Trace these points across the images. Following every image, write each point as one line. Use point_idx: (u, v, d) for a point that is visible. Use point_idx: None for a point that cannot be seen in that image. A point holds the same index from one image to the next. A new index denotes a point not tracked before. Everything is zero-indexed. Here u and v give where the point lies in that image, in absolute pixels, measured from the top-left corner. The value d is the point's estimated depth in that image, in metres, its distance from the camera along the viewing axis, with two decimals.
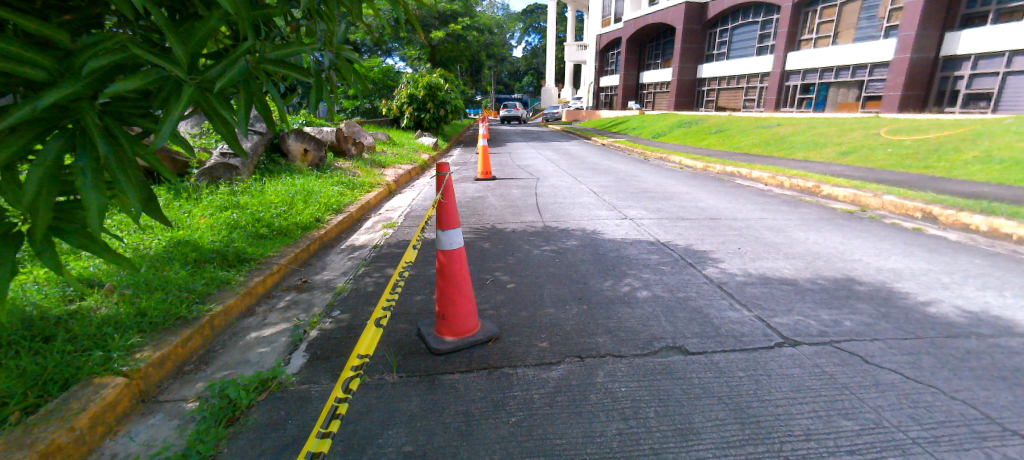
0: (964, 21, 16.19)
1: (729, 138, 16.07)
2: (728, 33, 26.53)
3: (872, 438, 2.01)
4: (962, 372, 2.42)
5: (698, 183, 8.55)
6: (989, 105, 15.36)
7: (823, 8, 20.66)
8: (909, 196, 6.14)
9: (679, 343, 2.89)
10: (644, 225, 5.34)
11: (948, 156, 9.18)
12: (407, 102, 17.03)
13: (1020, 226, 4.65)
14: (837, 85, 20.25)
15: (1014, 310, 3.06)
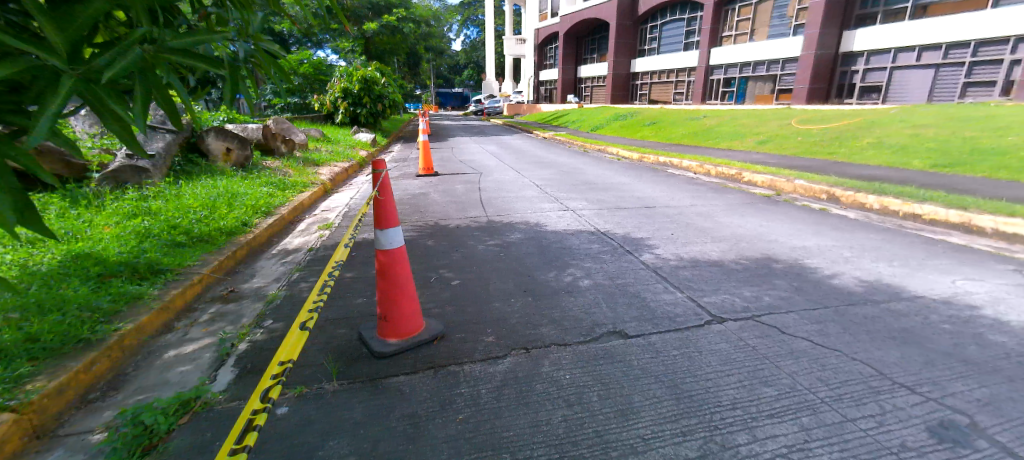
0: (858, 21, 18.05)
1: (662, 129, 16.93)
2: (657, 29, 27.80)
3: (788, 401, 2.24)
4: (861, 335, 2.72)
5: (634, 173, 8.92)
6: (880, 96, 17.31)
7: (740, 7, 22.18)
8: (816, 180, 6.79)
9: (619, 328, 3.00)
10: (585, 216, 5.49)
11: (847, 142, 10.27)
12: (341, 97, 16.28)
13: (904, 203, 5.29)
14: (754, 78, 21.84)
15: (901, 278, 3.48)
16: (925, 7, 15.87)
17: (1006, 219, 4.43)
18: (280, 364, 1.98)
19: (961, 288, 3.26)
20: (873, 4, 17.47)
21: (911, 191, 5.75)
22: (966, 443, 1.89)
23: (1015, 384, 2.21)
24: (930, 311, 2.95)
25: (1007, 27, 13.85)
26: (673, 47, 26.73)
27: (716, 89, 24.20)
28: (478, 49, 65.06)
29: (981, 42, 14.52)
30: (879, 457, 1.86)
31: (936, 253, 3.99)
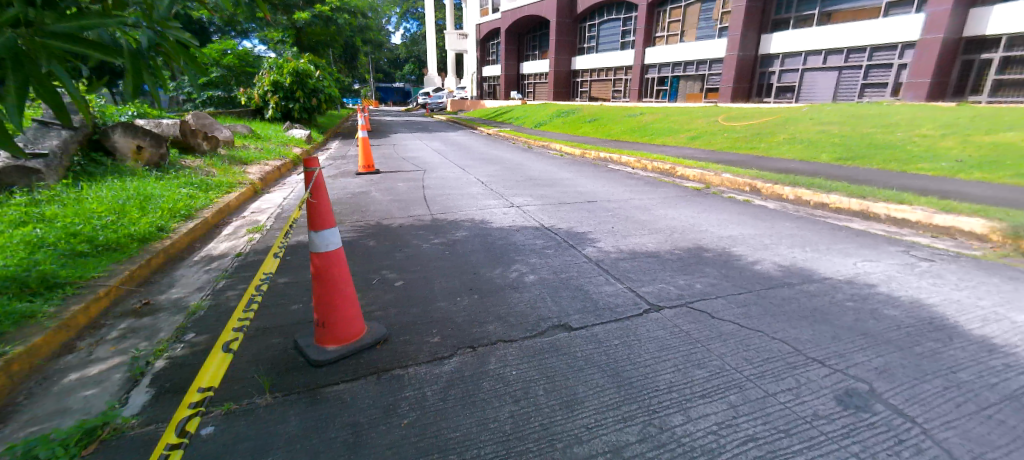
0: (773, 26, 19.63)
1: (603, 126, 17.49)
2: (595, 28, 28.66)
3: (718, 381, 2.39)
4: (780, 316, 2.96)
5: (577, 169, 9.15)
6: (793, 96, 18.98)
7: (671, 9, 23.36)
8: (741, 173, 7.31)
9: (563, 321, 3.05)
10: (530, 211, 5.55)
11: (766, 138, 11.16)
12: (271, 91, 15.29)
13: (814, 194, 5.82)
14: (685, 77, 23.12)
15: (812, 261, 3.84)
16: (829, 14, 17.66)
17: (896, 206, 5.01)
18: (200, 390, 1.85)
19: (861, 268, 3.65)
20: (785, 11, 19.06)
21: (819, 182, 6.35)
22: (865, 408, 2.12)
23: (905, 352, 2.50)
24: (836, 290, 3.27)
25: (894, 35, 15.55)
26: (611, 46, 27.64)
27: (651, 87, 25.36)
28: (419, 43, 63.61)
29: (874, 48, 16.26)
30: (794, 427, 2.04)
31: (841, 238, 4.44)
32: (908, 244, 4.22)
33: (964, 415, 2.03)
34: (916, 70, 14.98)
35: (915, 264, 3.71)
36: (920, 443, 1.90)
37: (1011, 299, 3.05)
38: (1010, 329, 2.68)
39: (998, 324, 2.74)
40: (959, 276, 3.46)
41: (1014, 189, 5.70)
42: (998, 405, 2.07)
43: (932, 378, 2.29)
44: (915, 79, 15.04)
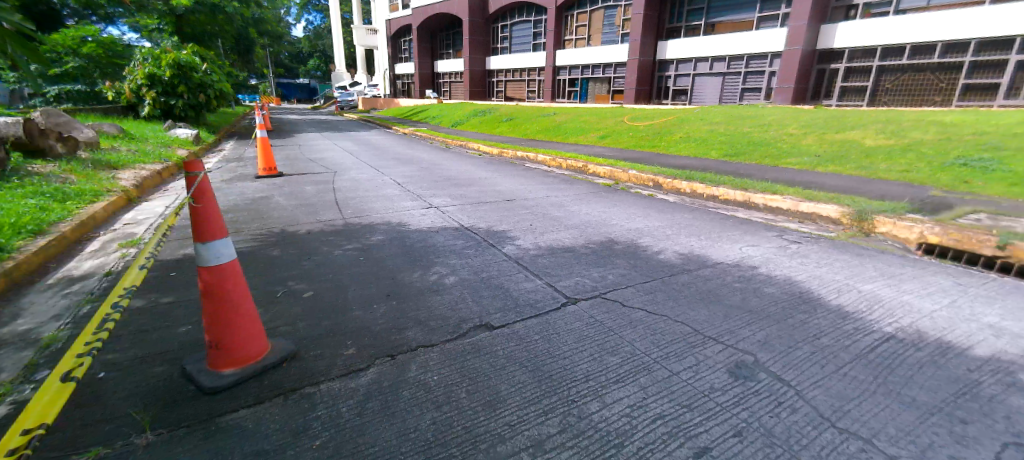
0: (668, 34, 21.44)
1: (520, 125, 17.86)
2: (508, 29, 29.21)
3: (630, 365, 2.55)
4: (681, 300, 3.22)
5: (495, 168, 9.24)
6: (687, 98, 20.94)
7: (577, 13, 24.51)
8: (645, 169, 7.89)
9: (484, 321, 3.04)
10: (449, 212, 5.47)
11: (666, 136, 12.17)
12: (147, 85, 13.47)
13: (706, 187, 6.46)
14: (593, 79, 24.43)
15: (706, 248, 4.25)
16: (713, 25, 19.71)
17: (771, 196, 5.73)
18: (24, 431, 1.56)
19: (745, 252, 4.11)
20: (677, 20, 20.96)
21: (710, 176, 7.07)
22: (752, 377, 2.39)
23: (782, 324, 2.86)
24: (726, 273, 3.65)
25: (764, 45, 17.76)
26: (524, 47, 28.32)
27: (563, 89, 26.41)
28: (323, 38, 59.90)
29: (750, 56, 18.44)
30: (695, 400, 2.25)
31: (730, 226, 4.97)
32: (781, 229, 4.85)
33: (827, 374, 2.38)
34: (783, 76, 17.20)
35: (787, 246, 4.27)
36: (793, 403, 2.19)
37: (857, 272, 3.64)
38: (858, 297, 3.19)
39: (848, 294, 3.25)
40: (820, 255, 4.04)
41: (855, 178, 6.82)
42: (852, 363, 2.45)
43: (802, 345, 2.64)
44: (782, 84, 17.29)
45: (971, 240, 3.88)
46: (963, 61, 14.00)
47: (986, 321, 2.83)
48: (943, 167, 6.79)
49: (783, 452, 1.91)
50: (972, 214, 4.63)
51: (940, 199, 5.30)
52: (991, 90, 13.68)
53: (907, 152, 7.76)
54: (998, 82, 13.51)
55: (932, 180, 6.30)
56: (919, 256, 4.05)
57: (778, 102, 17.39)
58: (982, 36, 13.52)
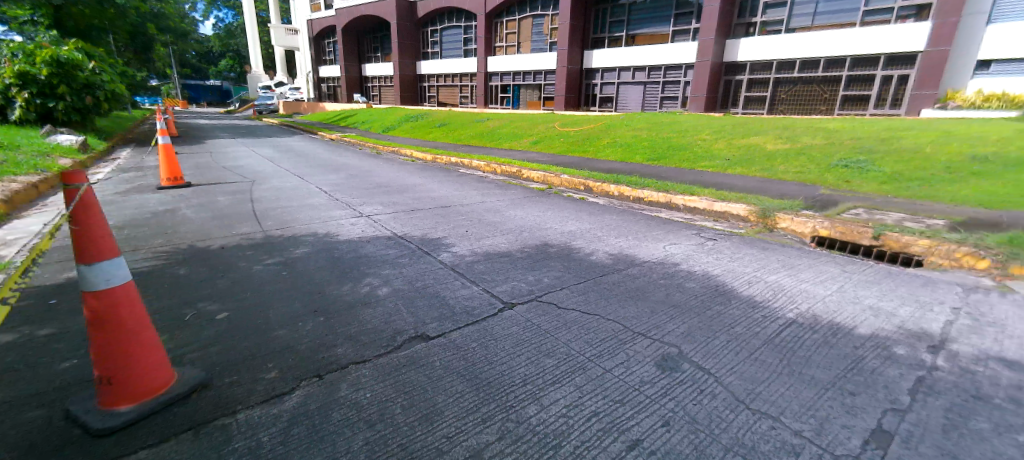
0: (593, 44, 22.48)
1: (454, 131, 17.76)
2: (438, 34, 29.10)
3: (566, 366, 2.60)
4: (612, 299, 3.35)
5: (428, 174, 9.11)
6: (613, 105, 22.10)
7: (506, 21, 24.97)
8: (575, 173, 8.16)
9: (419, 332, 2.96)
10: (381, 220, 5.28)
11: (595, 141, 12.71)
12: (17, 84, 11.72)
13: (633, 189, 6.81)
14: (524, 86, 24.99)
15: (634, 248, 4.46)
16: (633, 37, 21.02)
17: (689, 197, 6.16)
18: None
19: (668, 251, 4.38)
20: (600, 31, 22.07)
21: (636, 180, 7.47)
22: (677, 368, 2.53)
23: (703, 317, 3.07)
24: (652, 271, 3.86)
25: (679, 57, 19.17)
26: (456, 52, 28.29)
27: (496, 95, 26.64)
28: (236, 36, 55.46)
29: (667, 66, 19.78)
30: (627, 395, 2.33)
31: (655, 226, 5.28)
32: (699, 227, 5.23)
33: (742, 360, 2.58)
34: (696, 86, 18.62)
35: (705, 243, 4.62)
36: (713, 389, 2.35)
37: (764, 264, 4.01)
38: (766, 287, 3.51)
39: (757, 285, 3.57)
40: (732, 250, 4.41)
41: (758, 179, 7.55)
42: (762, 348, 2.69)
43: (720, 334, 2.85)
44: (695, 93, 18.72)
45: (853, 233, 4.54)
46: (840, 75, 16.08)
47: (866, 302, 3.25)
48: (828, 168, 7.73)
49: (705, 436, 2.04)
50: (851, 209, 5.31)
51: (827, 197, 6.02)
52: (862, 101, 15.86)
53: (801, 156, 8.72)
54: (866, 94, 15.71)
55: (821, 180, 7.10)
56: (813, 247, 4.59)
57: (693, 110, 18.78)
58: (853, 54, 15.63)
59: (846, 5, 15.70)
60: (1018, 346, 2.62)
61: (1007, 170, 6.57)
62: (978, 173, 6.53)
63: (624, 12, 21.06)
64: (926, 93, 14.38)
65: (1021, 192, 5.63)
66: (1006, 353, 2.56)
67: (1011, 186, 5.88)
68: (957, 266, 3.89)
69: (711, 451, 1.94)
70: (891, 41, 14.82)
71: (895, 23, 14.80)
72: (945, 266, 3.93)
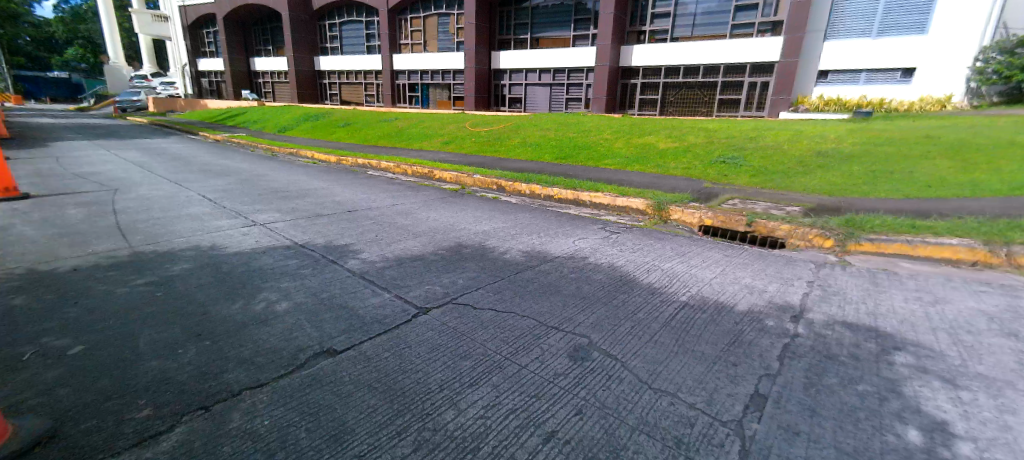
0: (500, 45, 22.86)
1: (361, 131, 16.94)
2: (337, 28, 27.73)
3: (482, 366, 2.59)
4: (525, 295, 3.42)
5: (332, 177, 8.61)
6: (522, 106, 22.72)
7: (411, 18, 24.45)
8: (488, 173, 8.23)
9: (326, 346, 2.75)
10: (278, 229, 4.87)
11: (506, 141, 12.94)
12: None
13: (543, 187, 7.04)
14: (433, 85, 24.67)
15: (545, 244, 4.60)
16: (538, 39, 21.73)
17: (594, 193, 6.50)
18: None
19: (577, 245, 4.58)
20: (506, 32, 22.53)
21: (545, 178, 7.72)
22: (588, 357, 2.65)
23: (609, 306, 3.25)
24: (563, 266, 4.01)
25: (580, 60, 20.22)
26: (359, 49, 27.15)
27: (404, 94, 25.93)
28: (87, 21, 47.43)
29: (570, 69, 20.75)
30: (542, 389, 2.39)
31: (564, 222, 5.50)
32: (604, 222, 5.55)
33: (645, 344, 2.78)
34: (597, 88, 19.75)
35: (610, 237, 4.91)
36: (621, 374, 2.50)
37: (661, 254, 4.37)
38: (663, 275, 3.82)
39: (656, 273, 3.87)
40: (633, 242, 4.74)
41: (654, 175, 8.21)
42: (662, 332, 2.91)
43: (625, 322, 3.04)
44: (596, 95, 19.87)
45: (732, 221, 5.13)
46: (716, 81, 18.14)
47: (743, 281, 3.68)
48: (709, 164, 8.64)
49: (615, 420, 2.15)
50: (729, 200, 6.00)
51: (710, 190, 6.73)
52: (734, 104, 18.05)
53: (686, 153, 9.68)
54: (737, 98, 17.90)
55: (703, 175, 7.93)
56: (700, 236, 5.10)
57: (596, 111, 19.91)
58: (725, 62, 17.68)
59: (718, 18, 17.67)
60: (854, 310, 3.15)
61: (841, 163, 7.87)
62: (822, 167, 7.74)
63: (527, 15, 21.71)
64: (782, 98, 16.73)
65: (852, 181, 6.77)
66: (847, 316, 3.06)
67: (844, 176, 7.05)
68: (810, 245, 4.58)
69: (620, 434, 2.05)
70: (753, 52, 17.00)
71: (755, 36, 16.99)
72: (802, 247, 4.60)
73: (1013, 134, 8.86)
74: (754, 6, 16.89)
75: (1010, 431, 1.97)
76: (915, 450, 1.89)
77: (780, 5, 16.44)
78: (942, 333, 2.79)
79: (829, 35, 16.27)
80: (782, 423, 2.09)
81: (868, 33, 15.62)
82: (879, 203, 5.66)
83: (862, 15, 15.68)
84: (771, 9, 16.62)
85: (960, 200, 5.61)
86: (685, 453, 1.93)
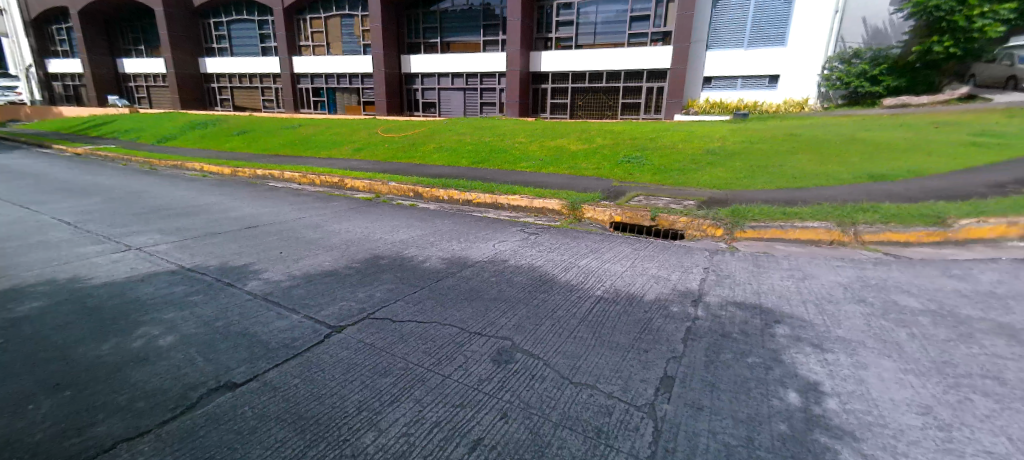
0: (409, 49, 22.45)
1: (259, 139, 15.94)
2: (224, 27, 25.80)
3: (404, 381, 2.48)
4: (447, 303, 3.37)
5: (227, 193, 7.94)
6: (436, 110, 22.51)
7: (310, 18, 23.23)
8: (404, 180, 8.05)
9: (224, 380, 2.46)
10: (161, 254, 4.37)
11: (422, 146, 12.76)
12: None
13: (461, 193, 7.02)
14: (341, 90, 23.55)
15: (466, 250, 4.59)
16: (448, 44, 21.62)
17: (512, 196, 6.61)
18: None
19: (497, 248, 4.63)
20: (415, 36, 22.18)
21: (463, 183, 7.72)
22: (510, 360, 2.67)
23: (530, 307, 3.30)
24: (483, 270, 4.02)
25: (491, 65, 20.55)
26: (252, 50, 25.35)
27: (307, 98, 24.47)
28: None
29: (482, 74, 21.01)
30: (466, 397, 2.34)
31: (483, 227, 5.55)
32: (522, 224, 5.67)
33: (565, 341, 2.86)
34: (510, 93, 20.14)
35: (528, 238, 5.03)
36: (543, 373, 2.54)
37: (576, 251, 4.56)
38: (579, 271, 3.99)
39: (572, 270, 4.03)
40: (550, 241, 4.90)
41: (567, 176, 8.56)
42: (580, 327, 3.02)
43: (545, 321, 3.11)
44: (509, 99, 20.25)
45: (638, 217, 5.53)
46: (618, 86, 19.42)
47: (650, 272, 3.96)
48: (617, 164, 9.20)
49: (538, 418, 2.16)
50: (635, 197, 6.44)
51: (618, 188, 7.17)
52: (635, 108, 19.45)
53: (595, 154, 10.24)
54: (637, 102, 19.30)
55: (611, 175, 8.43)
56: (611, 232, 5.41)
57: (510, 115, 20.30)
58: (625, 68, 18.97)
59: (617, 27, 18.92)
60: (742, 290, 3.53)
61: (727, 159, 8.81)
62: (712, 163, 8.59)
63: (436, 19, 21.58)
64: (676, 101, 18.35)
65: (734, 176, 7.61)
66: (738, 296, 3.42)
67: (727, 172, 7.91)
68: (705, 235, 5.07)
69: (543, 431, 2.07)
70: (647, 59, 18.44)
71: (649, 45, 18.43)
72: (698, 237, 5.08)
73: (855, 131, 10.57)
74: (646, 17, 18.33)
75: (864, 383, 2.32)
76: (794, 410, 2.14)
77: (668, 17, 18.02)
78: (811, 305, 3.23)
79: (710, 45, 18.19)
80: (688, 400, 2.25)
81: (741, 44, 17.74)
82: (758, 195, 6.42)
83: (734, 28, 17.75)
84: (661, 21, 18.15)
85: (817, 189, 6.55)
86: (605, 441, 1.99)
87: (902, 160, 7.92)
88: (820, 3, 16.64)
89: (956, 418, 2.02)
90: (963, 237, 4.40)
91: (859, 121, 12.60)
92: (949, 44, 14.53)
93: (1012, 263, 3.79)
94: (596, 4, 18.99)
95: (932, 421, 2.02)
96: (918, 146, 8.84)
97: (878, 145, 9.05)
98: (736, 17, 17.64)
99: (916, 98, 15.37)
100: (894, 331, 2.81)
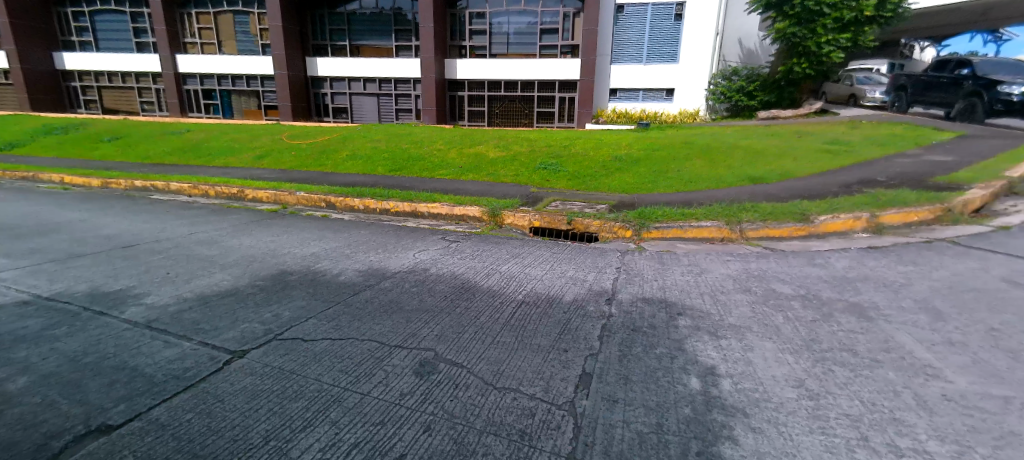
0: (315, 51, 21.25)
1: (137, 146, 14.03)
2: (86, 18, 22.52)
3: (318, 404, 2.29)
4: (365, 318, 3.22)
5: (94, 208, 6.87)
6: (348, 116, 21.49)
7: (197, 13, 21.04)
8: (313, 189, 7.58)
9: (96, 423, 2.08)
10: (8, 283, 3.67)
11: (332, 154, 12.08)
12: None
13: (379, 202, 6.75)
14: (237, 92, 21.58)
15: (383, 261, 4.44)
16: (358, 47, 20.93)
17: (432, 203, 6.51)
18: None
19: (417, 258, 4.54)
20: (321, 38, 21.07)
21: (379, 191, 7.45)
22: (433, 371, 2.60)
23: (453, 316, 3.28)
24: (403, 281, 3.91)
25: (406, 71, 20.16)
26: (124, 45, 22.31)
27: (196, 101, 22.08)
28: None
29: (396, 79, 20.56)
30: (387, 414, 2.22)
31: (402, 236, 5.42)
32: (443, 232, 5.63)
33: (488, 348, 2.87)
34: (426, 99, 19.82)
35: (449, 246, 4.99)
36: (466, 381, 2.51)
37: (498, 257, 4.62)
38: (501, 277, 4.04)
39: (494, 276, 4.07)
40: (471, 248, 4.92)
41: (485, 183, 8.63)
42: (503, 333, 3.05)
43: (468, 328, 3.10)
44: (426, 106, 19.92)
45: (555, 221, 5.75)
46: (532, 95, 20.06)
47: (567, 274, 4.13)
48: (533, 171, 9.48)
49: (462, 428, 2.13)
50: (552, 202, 6.69)
51: (535, 194, 7.41)
52: (550, 116, 20.21)
53: (512, 161, 10.43)
54: (551, 111, 20.06)
55: (529, 181, 8.65)
56: (531, 237, 5.57)
57: (427, 122, 20.01)
58: (538, 78, 19.63)
59: (528, 39, 19.62)
60: (650, 287, 3.82)
61: (631, 165, 9.50)
62: (619, 169, 9.21)
63: (344, 21, 20.70)
64: (586, 111, 19.37)
65: (639, 181, 8.21)
66: (646, 293, 3.70)
67: (632, 177, 8.52)
68: (615, 237, 5.43)
69: (467, 440, 2.03)
70: (559, 71, 19.31)
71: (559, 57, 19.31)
72: (610, 239, 5.42)
73: (737, 140, 11.99)
74: (555, 30, 19.24)
75: (751, 364, 2.61)
76: (695, 394, 2.35)
77: (575, 30, 19.11)
78: (706, 296, 3.59)
79: (613, 60, 19.52)
80: (605, 395, 2.37)
81: (640, 59, 19.35)
82: (660, 198, 6.99)
83: (635, 44, 19.24)
84: (569, 35, 19.20)
85: (707, 191, 7.32)
86: (528, 443, 2.02)
87: (772, 164, 9.16)
88: (705, 25, 18.68)
89: (822, 387, 2.36)
90: (823, 231, 5.17)
91: (739, 131, 14.29)
92: (805, 65, 16.98)
93: (857, 251, 4.53)
94: (507, 16, 19.49)
95: (804, 392, 2.33)
96: (786, 153, 10.27)
97: (754, 152, 10.34)
98: (634, 34, 19.16)
99: (783, 111, 17.76)
100: (773, 315, 3.22)
